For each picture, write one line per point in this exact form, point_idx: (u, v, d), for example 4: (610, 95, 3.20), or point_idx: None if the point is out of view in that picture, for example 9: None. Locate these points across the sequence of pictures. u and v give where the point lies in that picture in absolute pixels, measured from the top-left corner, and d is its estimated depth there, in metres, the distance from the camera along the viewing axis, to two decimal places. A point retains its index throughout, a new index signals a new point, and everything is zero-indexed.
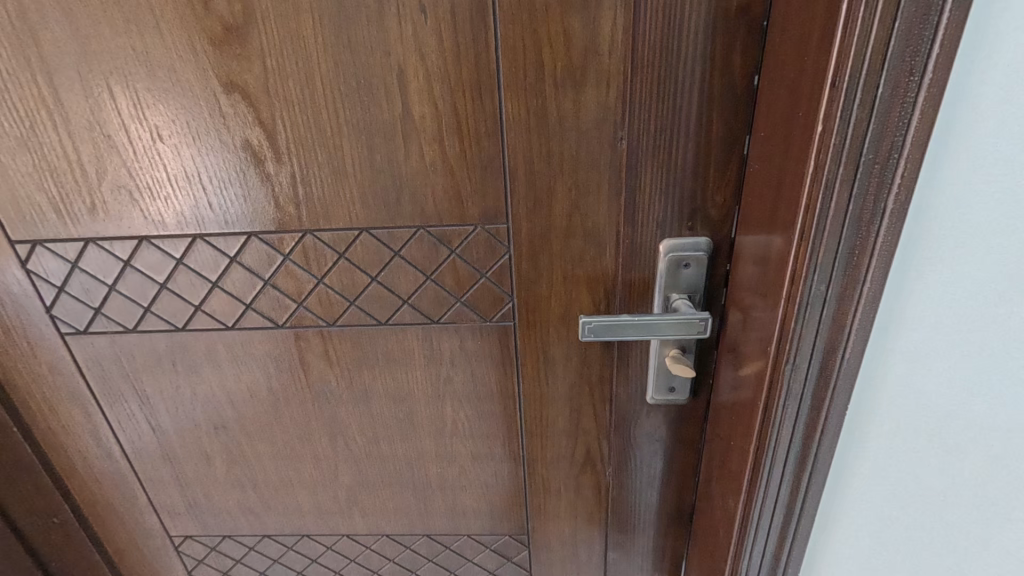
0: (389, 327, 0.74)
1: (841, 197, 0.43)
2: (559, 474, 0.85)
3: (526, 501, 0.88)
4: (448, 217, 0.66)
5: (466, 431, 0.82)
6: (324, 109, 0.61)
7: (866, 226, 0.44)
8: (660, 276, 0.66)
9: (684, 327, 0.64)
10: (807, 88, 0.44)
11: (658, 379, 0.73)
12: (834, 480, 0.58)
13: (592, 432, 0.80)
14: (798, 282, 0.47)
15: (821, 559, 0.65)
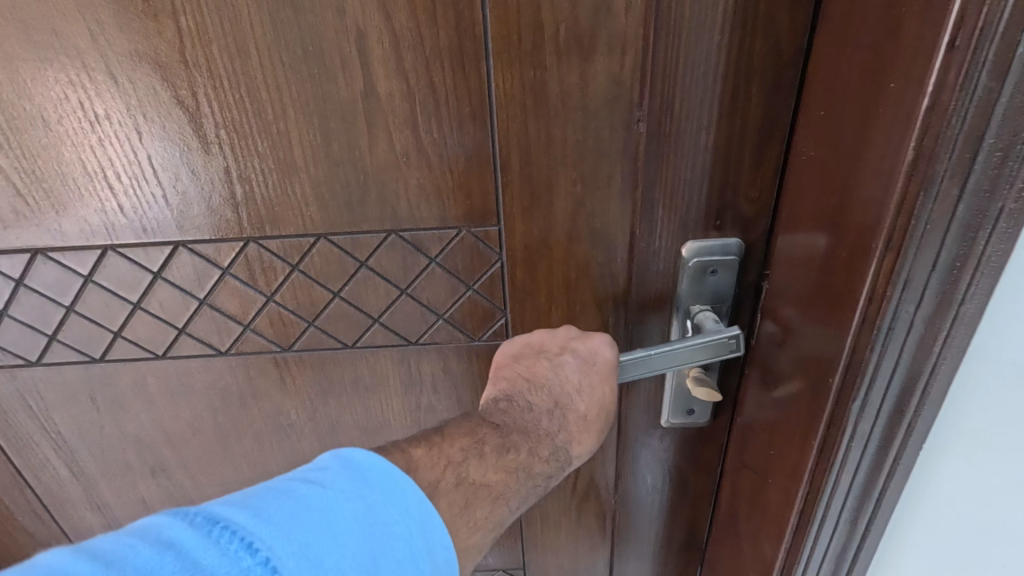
0: (357, 351, 0.62)
1: (948, 194, 0.33)
2: (559, 503, 0.75)
3: (523, 532, 0.78)
4: (425, 219, 0.54)
5: None
6: (262, 84, 0.48)
7: (975, 231, 0.34)
8: (681, 285, 0.56)
9: (713, 350, 0.53)
10: (902, 50, 0.33)
11: (675, 400, 0.63)
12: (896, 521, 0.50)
13: (596, 459, 0.70)
14: (878, 303, 0.37)
15: None
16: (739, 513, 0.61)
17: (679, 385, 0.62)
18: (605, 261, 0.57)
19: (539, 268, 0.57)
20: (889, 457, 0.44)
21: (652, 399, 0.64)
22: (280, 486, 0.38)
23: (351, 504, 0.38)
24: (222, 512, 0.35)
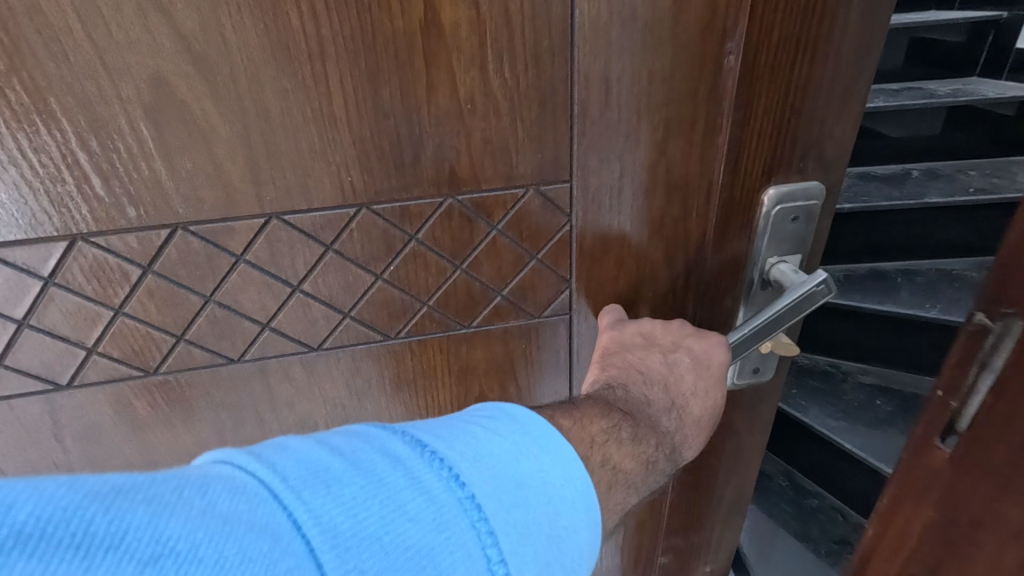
0: (401, 343, 0.53)
1: None
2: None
3: None
4: (487, 179, 0.46)
5: None
6: (294, 11, 0.37)
7: None
8: (761, 237, 0.52)
9: (805, 300, 0.49)
10: None
11: (744, 361, 0.60)
12: None
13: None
14: None
15: None
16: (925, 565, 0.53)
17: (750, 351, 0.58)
18: (680, 218, 0.52)
19: (610, 230, 0.51)
20: None
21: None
22: (469, 424, 0.37)
23: (532, 460, 0.36)
24: (427, 437, 0.34)
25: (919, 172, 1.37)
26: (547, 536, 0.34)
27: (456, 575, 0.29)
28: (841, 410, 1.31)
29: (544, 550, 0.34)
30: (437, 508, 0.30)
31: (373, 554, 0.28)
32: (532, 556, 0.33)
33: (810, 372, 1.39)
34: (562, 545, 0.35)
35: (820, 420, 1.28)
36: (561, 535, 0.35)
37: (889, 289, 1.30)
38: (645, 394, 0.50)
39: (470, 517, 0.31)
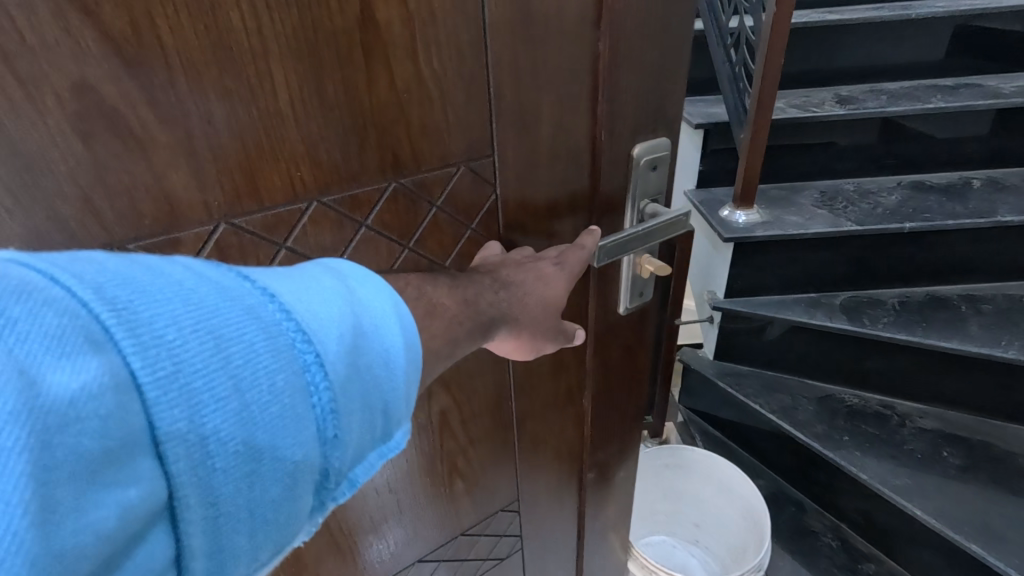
0: None
1: None
2: (542, 420, 0.80)
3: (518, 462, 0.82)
4: (426, 161, 0.51)
5: (458, 418, 0.71)
6: (234, 10, 0.38)
7: None
8: (632, 182, 0.62)
9: (666, 227, 0.62)
10: None
11: (635, 284, 0.73)
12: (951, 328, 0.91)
13: (569, 358, 0.77)
14: None
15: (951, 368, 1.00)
16: None
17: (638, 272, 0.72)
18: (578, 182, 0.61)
19: (530, 198, 0.59)
20: None
21: (603, 288, 0.73)
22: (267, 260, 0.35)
23: (336, 279, 0.35)
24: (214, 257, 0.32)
25: (980, 180, 1.44)
26: (358, 328, 0.33)
27: (244, 332, 0.28)
28: (904, 464, 1.28)
29: (353, 339, 0.33)
30: (224, 289, 0.29)
31: (148, 304, 0.25)
32: (337, 329, 0.32)
33: (862, 414, 1.40)
34: (376, 347, 0.34)
35: (884, 482, 1.25)
36: (374, 337, 0.34)
37: (956, 320, 1.32)
38: (539, 289, 0.55)
39: (259, 296, 0.30)
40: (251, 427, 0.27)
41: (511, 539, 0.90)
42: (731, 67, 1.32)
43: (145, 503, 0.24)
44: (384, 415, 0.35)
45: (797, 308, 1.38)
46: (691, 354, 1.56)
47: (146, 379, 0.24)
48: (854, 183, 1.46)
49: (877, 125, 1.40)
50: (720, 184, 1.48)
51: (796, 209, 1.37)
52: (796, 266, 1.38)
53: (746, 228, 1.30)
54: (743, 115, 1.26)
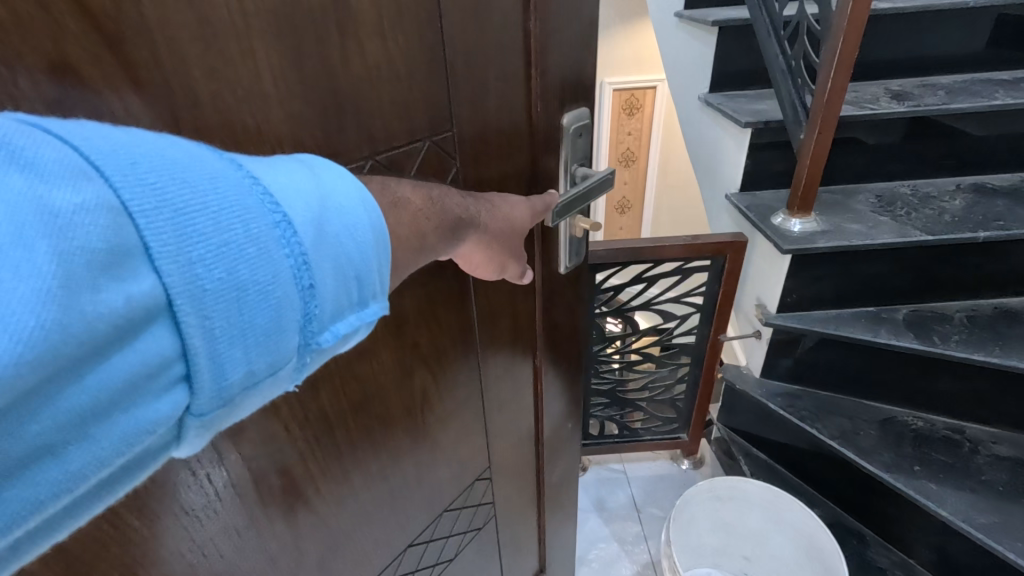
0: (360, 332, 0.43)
1: (820, 98, 0.90)
2: (512, 374, 0.63)
3: (507, 465, 0.70)
4: (395, 132, 0.41)
5: (466, 437, 0.60)
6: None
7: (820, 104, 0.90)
8: (567, 149, 0.57)
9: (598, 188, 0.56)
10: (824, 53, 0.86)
11: (569, 246, 0.61)
12: (831, 267, 1.11)
13: (522, 304, 0.59)
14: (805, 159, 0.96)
15: (844, 305, 1.17)
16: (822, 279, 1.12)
17: (573, 233, 0.60)
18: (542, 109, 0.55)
19: (492, 176, 0.50)
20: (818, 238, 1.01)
21: (546, 242, 0.57)
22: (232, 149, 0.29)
23: (304, 157, 0.29)
24: None
25: None
26: (332, 201, 0.27)
27: (219, 173, 0.23)
28: (985, 498, 1.01)
29: (335, 205, 0.27)
30: (187, 139, 0.24)
31: (113, 133, 0.21)
32: (307, 198, 0.25)
33: (929, 440, 1.14)
34: (354, 226, 0.27)
35: (967, 519, 0.97)
36: (356, 209, 0.27)
37: None
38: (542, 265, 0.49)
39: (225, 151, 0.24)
40: (238, 256, 0.22)
41: (489, 505, 0.70)
42: (784, 60, 1.01)
43: (141, 307, 0.19)
44: (361, 283, 0.28)
45: (859, 325, 1.14)
46: (735, 371, 1.36)
47: (136, 200, 0.20)
48: (911, 186, 1.14)
49: (903, 125, 1.06)
50: (766, 186, 1.17)
51: (853, 214, 1.08)
52: (855, 279, 1.14)
53: (807, 238, 1.02)
54: (804, 114, 0.97)
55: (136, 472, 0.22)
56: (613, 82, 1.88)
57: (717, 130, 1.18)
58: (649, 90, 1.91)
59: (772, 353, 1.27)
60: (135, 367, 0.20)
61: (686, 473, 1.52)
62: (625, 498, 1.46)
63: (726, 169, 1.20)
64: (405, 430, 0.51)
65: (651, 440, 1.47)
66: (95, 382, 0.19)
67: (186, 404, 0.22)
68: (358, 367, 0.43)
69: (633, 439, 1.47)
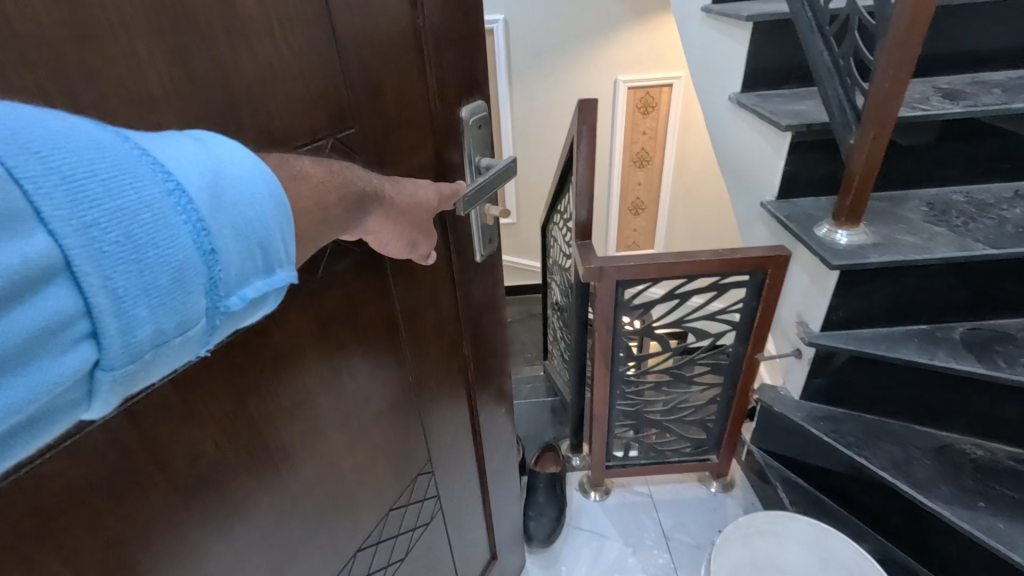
0: (301, 329, 0.43)
1: (873, 92, 0.79)
2: (439, 367, 0.64)
3: (446, 457, 0.71)
4: (306, 119, 0.40)
5: (405, 433, 0.60)
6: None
7: (876, 99, 0.79)
8: (465, 142, 0.58)
9: (503, 175, 0.58)
10: (881, 41, 0.76)
11: (482, 233, 0.63)
12: (881, 281, 1.01)
13: (442, 295, 0.61)
14: (860, 165, 0.85)
15: (893, 322, 1.08)
16: (871, 294, 1.03)
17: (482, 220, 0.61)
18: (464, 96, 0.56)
19: (404, 163, 0.50)
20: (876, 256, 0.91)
21: (458, 230, 0.59)
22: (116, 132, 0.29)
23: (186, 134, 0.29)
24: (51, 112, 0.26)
25: None
26: (226, 172, 0.28)
27: (106, 144, 0.23)
28: None
29: (226, 176, 0.28)
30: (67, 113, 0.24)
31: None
32: (196, 169, 0.26)
33: (994, 472, 1.03)
34: (247, 194, 0.28)
35: None
36: (249, 179, 0.29)
37: None
38: None
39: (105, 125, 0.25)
40: (132, 220, 0.23)
41: (432, 499, 0.71)
42: (831, 57, 0.91)
43: (37, 265, 0.20)
44: (263, 250, 0.29)
45: (913, 345, 1.04)
46: (772, 393, 1.28)
47: (21, 166, 0.20)
48: (963, 192, 1.05)
49: (948, 124, 0.98)
50: (805, 193, 1.10)
51: (907, 225, 0.99)
52: (905, 294, 1.04)
53: (857, 252, 0.93)
54: (854, 117, 0.87)
55: (49, 431, 0.23)
56: (627, 80, 2.02)
57: (754, 133, 1.12)
58: (665, 89, 2.04)
59: (816, 374, 1.18)
60: (37, 322, 0.20)
61: (715, 496, 1.45)
62: (651, 523, 1.39)
63: (762, 174, 1.14)
64: (338, 427, 0.50)
65: (679, 461, 1.40)
66: (1, 335, 0.20)
67: (94, 359, 0.22)
68: (285, 369, 0.43)
69: (661, 460, 1.39)
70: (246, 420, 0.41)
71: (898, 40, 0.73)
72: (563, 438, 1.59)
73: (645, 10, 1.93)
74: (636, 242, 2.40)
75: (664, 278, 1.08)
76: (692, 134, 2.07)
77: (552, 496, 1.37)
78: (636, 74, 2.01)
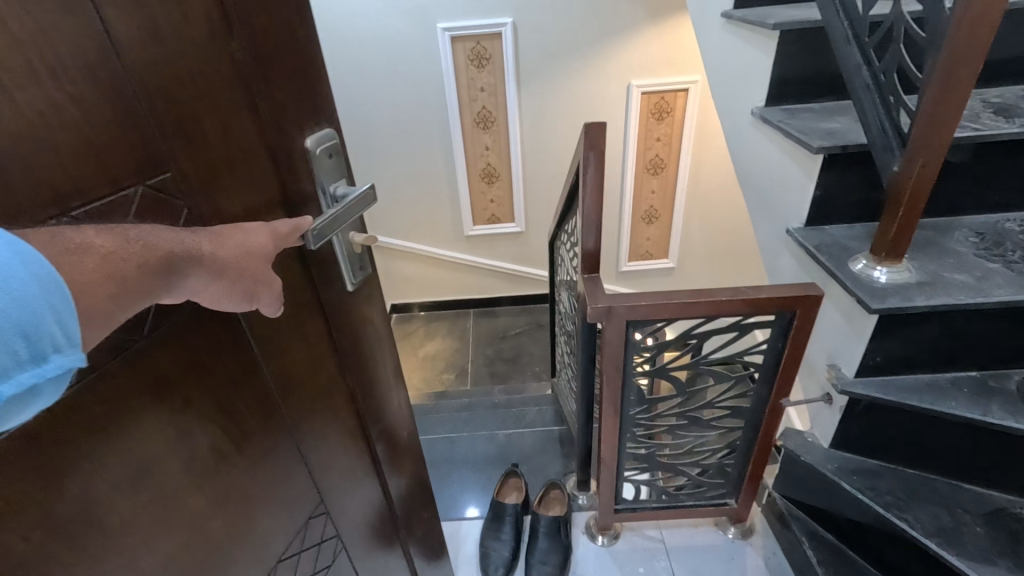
0: (133, 394, 0.39)
1: (923, 112, 0.68)
2: (321, 409, 0.58)
3: (349, 490, 0.65)
4: (102, 175, 0.36)
5: (292, 481, 0.55)
6: None
7: (929, 120, 0.68)
8: (318, 172, 0.53)
9: (360, 204, 0.54)
10: (932, 56, 0.66)
11: (351, 263, 0.57)
12: (930, 323, 0.89)
13: (315, 337, 0.55)
14: (909, 195, 0.74)
15: (937, 367, 0.95)
16: (916, 338, 0.91)
17: (348, 249, 0.56)
18: (314, 127, 0.52)
19: (243, 210, 0.46)
20: (923, 301, 0.79)
21: (322, 270, 0.54)
22: None
23: None
24: None
25: None
26: None
27: None
28: None
29: None
30: None
31: None
32: None
33: None
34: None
35: None
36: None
37: None
38: None
39: None
40: None
41: (332, 540, 0.64)
42: (870, 73, 0.81)
43: None
44: (23, 340, 0.27)
45: (963, 398, 0.90)
46: (798, 440, 1.15)
47: None
48: (1016, 220, 0.93)
49: (1005, 144, 0.86)
50: (837, 220, 0.99)
51: (954, 260, 0.87)
52: (954, 338, 0.91)
53: (898, 293, 0.81)
54: (897, 141, 0.77)
55: None
56: (640, 84, 1.99)
57: (780, 152, 1.02)
58: (681, 93, 2.02)
59: (847, 424, 1.05)
60: None
61: (734, 543, 1.33)
62: (661, 573, 1.27)
63: (788, 197, 1.04)
64: (199, 489, 0.45)
65: (694, 506, 1.28)
66: None
67: None
68: (111, 437, 0.38)
69: (676, 505, 1.28)
70: (64, 504, 0.36)
71: (954, 55, 0.63)
72: (569, 474, 1.49)
73: (659, 10, 1.89)
74: (649, 252, 2.41)
75: (681, 317, 0.97)
76: (710, 139, 2.10)
77: (554, 541, 1.26)
78: (652, 77, 1.98)
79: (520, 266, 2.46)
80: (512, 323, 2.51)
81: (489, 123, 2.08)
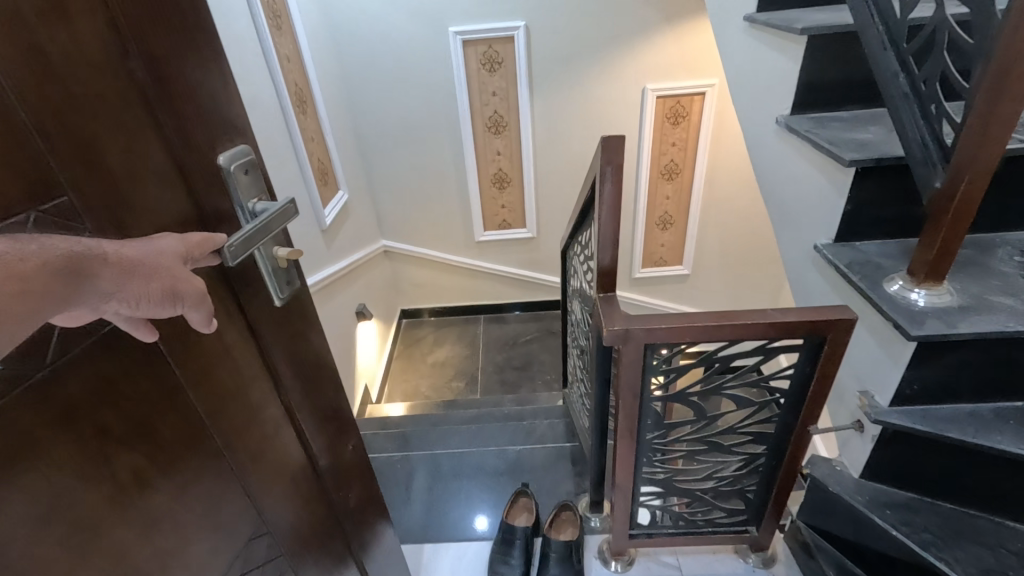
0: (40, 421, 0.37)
1: (970, 124, 0.62)
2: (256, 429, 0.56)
3: (296, 506, 0.64)
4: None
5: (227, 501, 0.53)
6: None
7: (977, 133, 0.61)
8: (234, 188, 0.49)
9: (282, 218, 0.50)
10: (983, 63, 0.59)
11: (276, 278, 0.54)
12: (974, 350, 0.81)
13: (242, 358, 0.53)
14: (952, 214, 0.67)
15: (980, 398, 0.87)
16: (956, 367, 0.83)
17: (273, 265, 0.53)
18: (229, 141, 0.49)
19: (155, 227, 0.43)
20: (968, 330, 0.72)
21: (245, 285, 0.51)
22: None
23: None
24: None
25: None
26: None
27: None
28: None
29: None
30: None
31: None
32: None
33: None
34: None
35: None
36: None
37: None
38: None
39: None
40: None
41: (276, 562, 0.62)
42: (909, 80, 0.75)
43: None
44: None
45: (1008, 432, 0.82)
46: (825, 469, 1.07)
47: None
48: None
49: None
50: (867, 237, 0.92)
51: (999, 281, 0.79)
52: (998, 367, 0.83)
53: (939, 318, 0.74)
54: (939, 156, 0.70)
55: None
56: (655, 88, 1.93)
57: (808, 165, 0.96)
58: (697, 97, 1.96)
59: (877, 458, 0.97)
60: None
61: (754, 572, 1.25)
62: None
63: (816, 212, 0.97)
64: (120, 520, 0.43)
65: (713, 533, 1.21)
66: None
67: None
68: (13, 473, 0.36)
69: (694, 531, 1.21)
70: None
71: (1002, 62, 0.56)
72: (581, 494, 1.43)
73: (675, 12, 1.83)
74: (664, 258, 2.34)
75: (704, 340, 0.91)
76: (724, 141, 2.03)
77: (566, 568, 1.21)
78: (667, 81, 1.93)
79: (531, 272, 2.43)
80: (523, 331, 2.48)
81: (501, 128, 2.06)
